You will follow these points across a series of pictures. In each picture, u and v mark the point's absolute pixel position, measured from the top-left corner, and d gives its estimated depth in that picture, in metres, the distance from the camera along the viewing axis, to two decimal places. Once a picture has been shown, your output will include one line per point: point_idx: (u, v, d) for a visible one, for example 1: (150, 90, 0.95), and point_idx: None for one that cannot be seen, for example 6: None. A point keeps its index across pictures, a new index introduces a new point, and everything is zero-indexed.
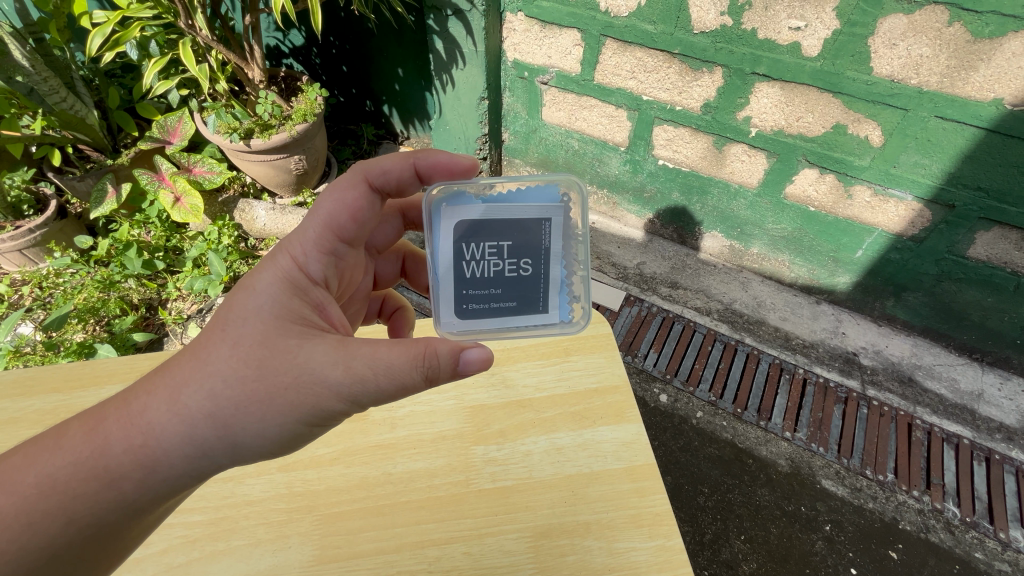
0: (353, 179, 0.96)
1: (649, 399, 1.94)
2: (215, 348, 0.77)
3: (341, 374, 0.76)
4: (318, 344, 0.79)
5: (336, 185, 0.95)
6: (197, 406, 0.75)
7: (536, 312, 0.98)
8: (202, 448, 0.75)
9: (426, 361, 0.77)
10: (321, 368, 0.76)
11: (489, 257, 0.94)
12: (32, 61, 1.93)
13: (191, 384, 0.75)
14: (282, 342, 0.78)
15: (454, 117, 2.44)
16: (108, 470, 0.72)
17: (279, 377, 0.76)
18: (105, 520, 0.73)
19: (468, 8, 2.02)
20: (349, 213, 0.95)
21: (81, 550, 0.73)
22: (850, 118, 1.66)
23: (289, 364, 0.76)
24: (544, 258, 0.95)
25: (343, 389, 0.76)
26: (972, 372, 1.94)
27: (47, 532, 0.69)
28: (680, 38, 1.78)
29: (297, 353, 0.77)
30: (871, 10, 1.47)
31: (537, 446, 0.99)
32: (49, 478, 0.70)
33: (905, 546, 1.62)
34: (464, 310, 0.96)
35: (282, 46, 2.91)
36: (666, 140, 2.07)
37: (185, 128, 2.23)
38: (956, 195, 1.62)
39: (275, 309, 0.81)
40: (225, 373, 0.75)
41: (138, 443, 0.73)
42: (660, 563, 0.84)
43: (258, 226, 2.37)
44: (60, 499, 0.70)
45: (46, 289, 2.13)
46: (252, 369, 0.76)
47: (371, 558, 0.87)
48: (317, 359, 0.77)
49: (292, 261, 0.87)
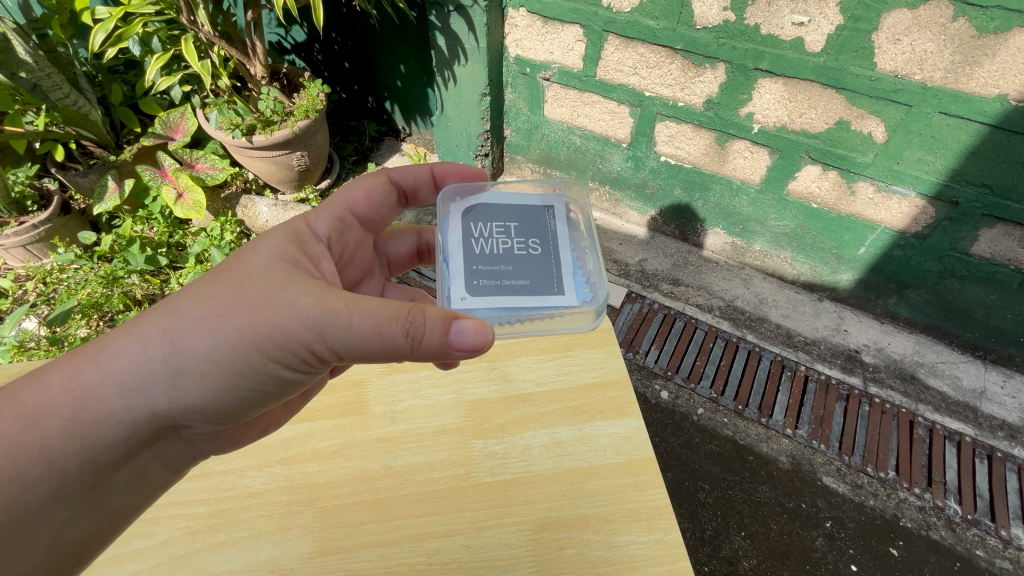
0: (376, 174, 1.13)
1: (650, 395, 1.95)
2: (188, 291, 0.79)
3: (315, 305, 0.76)
4: (297, 283, 0.79)
5: (361, 177, 1.12)
6: (161, 333, 0.76)
7: (538, 216, 1.02)
8: (146, 383, 0.77)
9: (411, 317, 0.73)
10: (292, 300, 0.76)
11: (497, 236, 0.98)
12: (35, 57, 1.93)
13: (150, 318, 0.78)
14: (265, 275, 0.80)
15: (456, 114, 2.44)
16: (47, 413, 0.73)
17: (250, 305, 0.77)
18: (44, 482, 0.72)
19: (470, 4, 2.01)
20: (364, 192, 1.11)
21: (14, 519, 0.71)
22: (854, 114, 1.65)
23: (259, 291, 0.77)
24: (552, 243, 0.98)
25: (312, 322, 0.76)
26: (974, 370, 1.94)
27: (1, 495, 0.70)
28: (683, 33, 1.77)
29: (270, 292, 0.78)
30: (875, 5, 1.46)
31: (536, 440, 0.99)
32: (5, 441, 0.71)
33: (906, 542, 1.62)
34: (475, 286, 0.91)
35: (285, 41, 2.90)
36: (668, 136, 2.06)
37: (189, 124, 2.23)
38: (960, 192, 1.62)
39: (271, 249, 0.85)
40: (194, 307, 0.77)
41: (85, 381, 0.75)
42: (659, 557, 0.84)
43: (260, 222, 2.37)
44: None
45: (51, 284, 2.14)
46: (224, 297, 0.77)
47: (370, 550, 0.88)
48: (292, 295, 0.77)
49: (302, 223, 0.97)
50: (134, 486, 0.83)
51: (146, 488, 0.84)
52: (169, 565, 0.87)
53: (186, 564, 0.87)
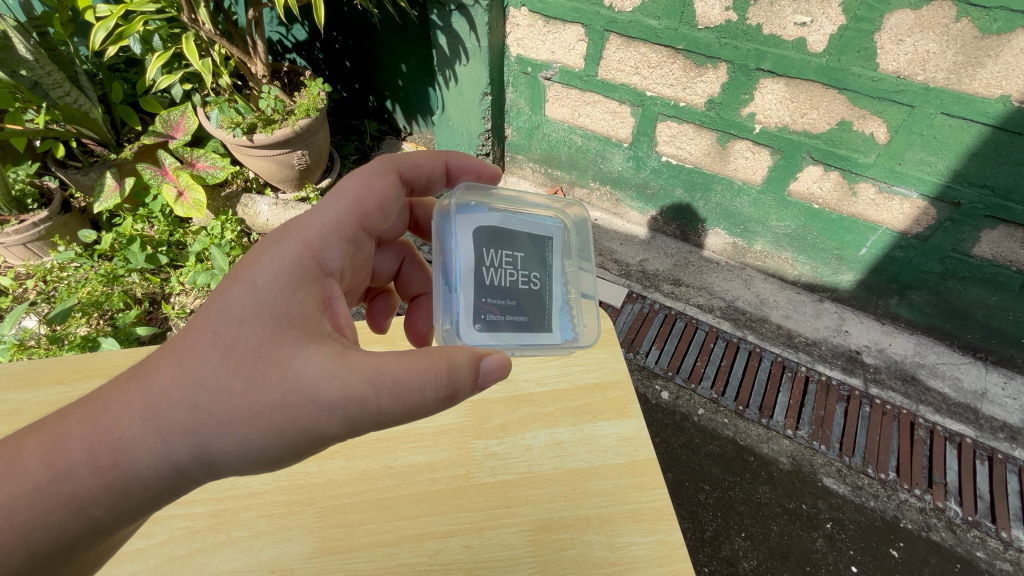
0: (386, 168, 0.96)
1: (650, 396, 1.94)
2: (197, 364, 0.72)
3: (339, 391, 0.71)
4: (315, 353, 0.74)
5: (368, 170, 0.94)
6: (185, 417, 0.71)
7: (542, 240, 1.00)
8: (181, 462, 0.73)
9: (444, 376, 0.72)
10: (314, 383, 0.71)
11: (506, 265, 0.94)
12: (36, 54, 1.92)
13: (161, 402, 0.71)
14: (277, 350, 0.73)
15: (457, 113, 2.45)
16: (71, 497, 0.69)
17: (267, 391, 0.71)
18: (67, 548, 0.70)
19: (471, 4, 2.01)
20: (377, 200, 0.93)
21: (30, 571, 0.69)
22: (855, 115, 1.65)
23: (276, 370, 0.72)
24: (552, 274, 0.99)
25: (339, 405, 0.71)
26: (975, 371, 1.93)
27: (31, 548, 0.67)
28: (685, 33, 1.76)
29: (290, 365, 0.72)
30: (877, 6, 1.45)
31: (537, 440, 0.99)
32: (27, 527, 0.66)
33: (906, 544, 1.62)
34: (485, 320, 0.90)
35: (286, 40, 2.90)
36: (669, 137, 2.06)
37: (189, 123, 2.22)
38: (962, 193, 1.61)
39: (276, 311, 0.76)
40: (211, 384, 0.71)
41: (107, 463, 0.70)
42: (660, 558, 0.84)
43: (260, 221, 2.37)
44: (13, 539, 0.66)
45: (51, 282, 2.13)
46: (240, 379, 0.72)
47: (370, 550, 0.88)
48: (313, 371, 0.72)
49: (306, 251, 0.84)
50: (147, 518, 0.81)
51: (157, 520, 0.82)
52: (169, 566, 0.86)
53: (185, 564, 0.87)
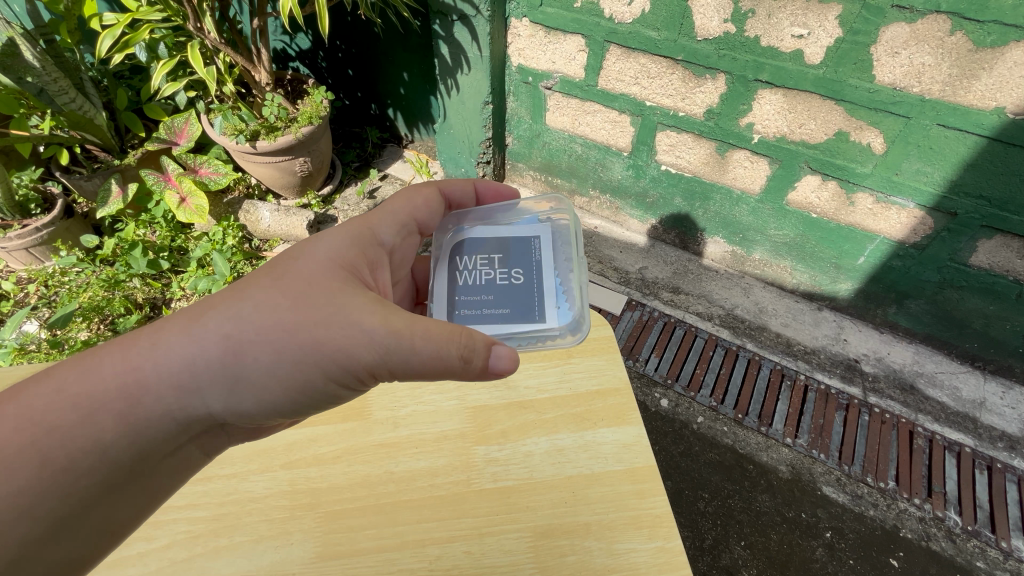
0: (430, 192, 1.17)
1: (650, 403, 1.95)
2: (242, 305, 0.81)
3: (378, 323, 0.81)
4: (355, 296, 0.84)
5: (411, 194, 1.14)
6: (214, 328, 0.79)
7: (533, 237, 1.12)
8: (202, 380, 0.79)
9: (463, 337, 0.82)
10: (358, 318, 0.81)
11: (482, 266, 1.09)
12: (42, 61, 1.95)
13: (208, 317, 0.80)
14: (325, 286, 0.84)
15: (458, 121, 2.47)
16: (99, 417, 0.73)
17: (311, 314, 0.81)
18: (88, 481, 0.73)
19: (473, 14, 2.04)
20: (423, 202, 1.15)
21: (58, 511, 0.71)
22: (852, 125, 1.67)
23: (321, 303, 0.82)
24: (536, 272, 1.07)
25: (376, 337, 0.81)
26: (974, 380, 1.94)
27: (52, 469, 0.70)
28: (684, 44, 1.79)
29: (336, 301, 0.83)
30: (874, 18, 1.47)
31: (538, 447, 0.99)
32: (43, 446, 0.70)
33: (907, 554, 1.62)
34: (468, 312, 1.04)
35: (289, 49, 2.93)
36: (669, 146, 2.08)
37: (193, 129, 2.25)
38: (958, 203, 1.63)
39: (334, 259, 0.90)
40: (258, 302, 0.81)
41: (139, 404, 0.76)
42: (660, 565, 0.84)
43: (263, 227, 2.39)
44: (27, 470, 0.69)
45: (52, 287, 2.14)
46: (288, 300, 0.82)
47: (372, 555, 0.88)
48: (356, 307, 0.82)
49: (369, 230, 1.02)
50: (178, 463, 0.83)
51: (185, 470, 0.85)
52: (170, 569, 0.87)
53: (187, 568, 0.87)
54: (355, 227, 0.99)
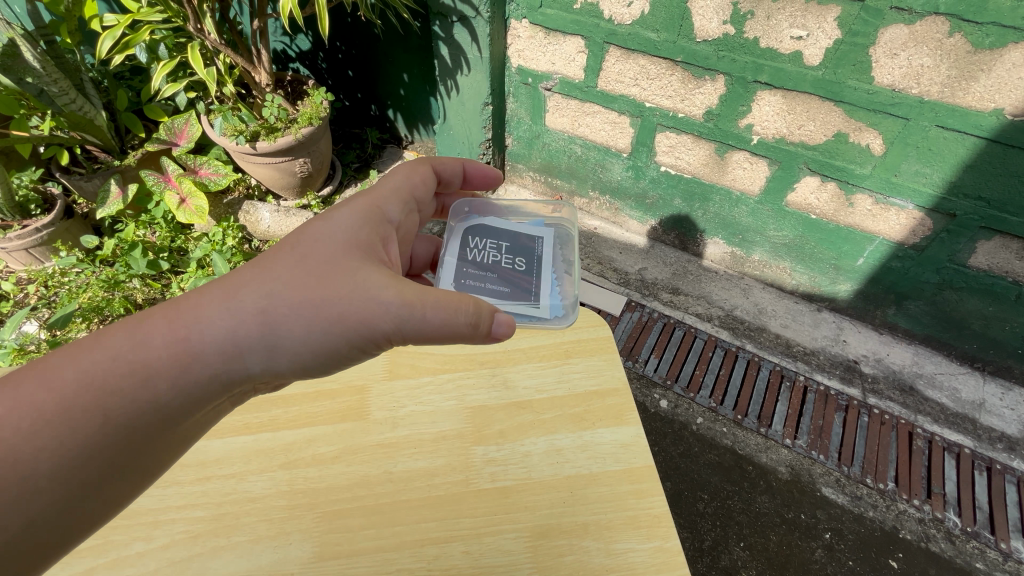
0: (426, 170, 1.16)
1: (649, 404, 1.95)
2: (268, 279, 0.82)
3: (393, 296, 0.82)
4: (371, 271, 0.85)
5: (408, 171, 1.12)
6: (242, 302, 0.80)
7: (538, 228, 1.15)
8: (227, 351, 0.80)
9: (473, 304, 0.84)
10: (374, 290, 0.82)
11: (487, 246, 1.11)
12: (43, 62, 1.96)
13: (238, 290, 0.81)
14: (344, 262, 0.85)
15: (458, 122, 2.48)
16: (133, 388, 0.74)
17: (331, 287, 0.82)
18: (123, 443, 0.75)
19: (472, 15, 2.05)
20: (421, 181, 1.14)
21: (93, 472, 0.73)
22: (851, 126, 1.67)
23: (340, 277, 0.83)
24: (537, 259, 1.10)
25: (392, 309, 0.82)
26: (973, 381, 1.94)
27: (89, 431, 0.72)
28: (684, 46, 1.79)
29: (354, 276, 0.84)
30: (872, 20, 1.47)
31: (536, 447, 0.99)
32: (79, 408, 0.72)
33: (905, 555, 1.62)
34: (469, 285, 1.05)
35: (290, 50, 2.93)
36: (668, 147, 2.08)
37: (193, 130, 2.25)
38: (957, 204, 1.63)
39: (351, 236, 0.90)
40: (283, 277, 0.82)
41: (171, 374, 0.77)
42: (658, 565, 0.84)
43: (262, 228, 2.44)
44: (68, 430, 0.71)
45: (52, 287, 2.15)
46: (309, 276, 0.82)
47: (371, 555, 0.88)
48: (372, 281, 0.83)
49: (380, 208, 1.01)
50: (200, 428, 0.85)
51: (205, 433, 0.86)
52: (169, 569, 0.87)
53: (186, 568, 0.87)
54: (365, 205, 0.97)
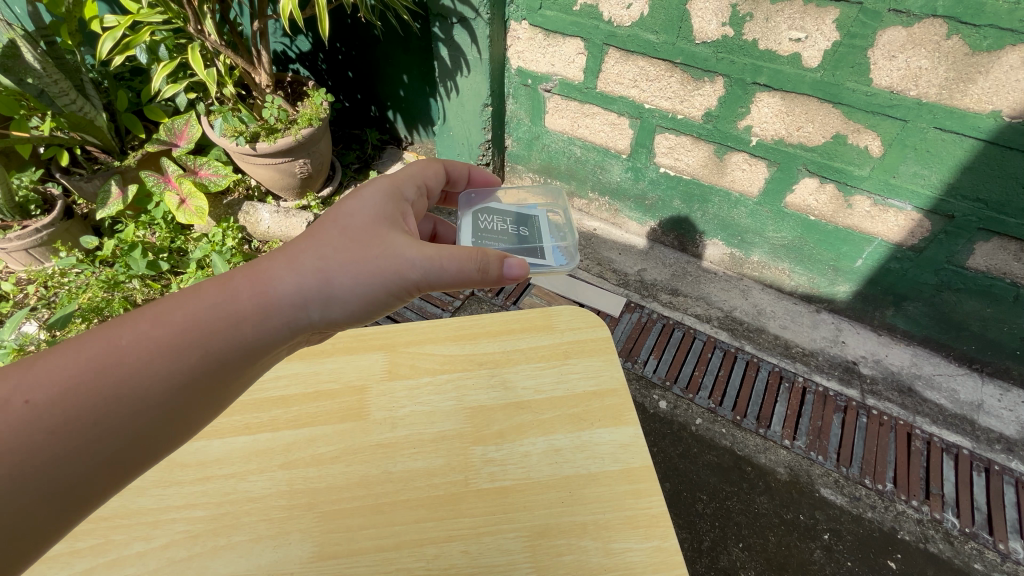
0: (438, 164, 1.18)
1: (648, 405, 1.95)
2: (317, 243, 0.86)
3: (419, 253, 0.86)
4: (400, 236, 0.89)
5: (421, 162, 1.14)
6: (300, 263, 0.84)
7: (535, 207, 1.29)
8: (277, 307, 0.82)
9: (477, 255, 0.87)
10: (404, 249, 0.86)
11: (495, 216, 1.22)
12: (43, 63, 1.96)
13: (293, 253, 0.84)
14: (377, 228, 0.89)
15: (458, 123, 2.48)
16: (190, 344, 0.76)
17: (370, 249, 0.86)
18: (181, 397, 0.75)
19: (472, 17, 2.05)
20: (432, 170, 1.16)
21: (151, 422, 0.73)
22: (850, 128, 1.68)
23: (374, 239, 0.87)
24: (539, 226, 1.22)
25: (421, 265, 0.86)
26: (971, 383, 1.94)
27: (155, 380, 0.73)
28: (683, 48, 1.79)
29: (385, 239, 0.87)
30: (870, 22, 1.48)
31: (535, 448, 0.99)
32: (147, 360, 0.73)
33: (904, 555, 1.62)
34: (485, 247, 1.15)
35: (289, 51, 2.94)
36: (668, 148, 2.09)
37: (193, 131, 2.25)
38: (955, 206, 1.63)
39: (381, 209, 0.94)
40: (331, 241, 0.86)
41: (228, 331, 0.79)
42: (656, 564, 0.84)
43: (261, 228, 2.40)
44: (137, 380, 0.72)
45: (52, 288, 2.15)
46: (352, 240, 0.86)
47: (371, 555, 0.88)
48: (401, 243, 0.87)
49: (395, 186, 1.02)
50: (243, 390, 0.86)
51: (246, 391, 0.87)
52: (169, 568, 0.87)
53: (186, 567, 0.87)
54: (388, 183, 1.00)
